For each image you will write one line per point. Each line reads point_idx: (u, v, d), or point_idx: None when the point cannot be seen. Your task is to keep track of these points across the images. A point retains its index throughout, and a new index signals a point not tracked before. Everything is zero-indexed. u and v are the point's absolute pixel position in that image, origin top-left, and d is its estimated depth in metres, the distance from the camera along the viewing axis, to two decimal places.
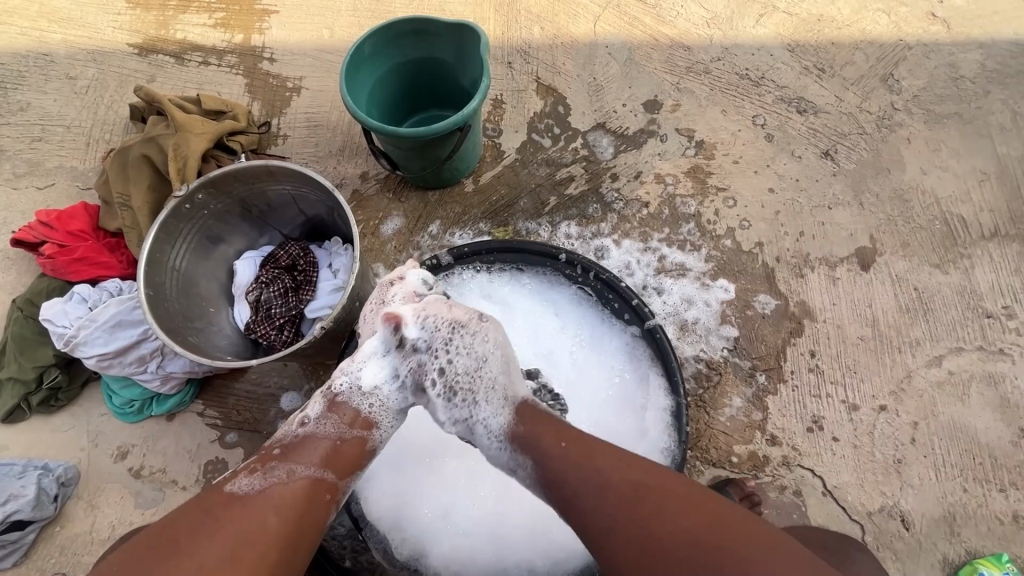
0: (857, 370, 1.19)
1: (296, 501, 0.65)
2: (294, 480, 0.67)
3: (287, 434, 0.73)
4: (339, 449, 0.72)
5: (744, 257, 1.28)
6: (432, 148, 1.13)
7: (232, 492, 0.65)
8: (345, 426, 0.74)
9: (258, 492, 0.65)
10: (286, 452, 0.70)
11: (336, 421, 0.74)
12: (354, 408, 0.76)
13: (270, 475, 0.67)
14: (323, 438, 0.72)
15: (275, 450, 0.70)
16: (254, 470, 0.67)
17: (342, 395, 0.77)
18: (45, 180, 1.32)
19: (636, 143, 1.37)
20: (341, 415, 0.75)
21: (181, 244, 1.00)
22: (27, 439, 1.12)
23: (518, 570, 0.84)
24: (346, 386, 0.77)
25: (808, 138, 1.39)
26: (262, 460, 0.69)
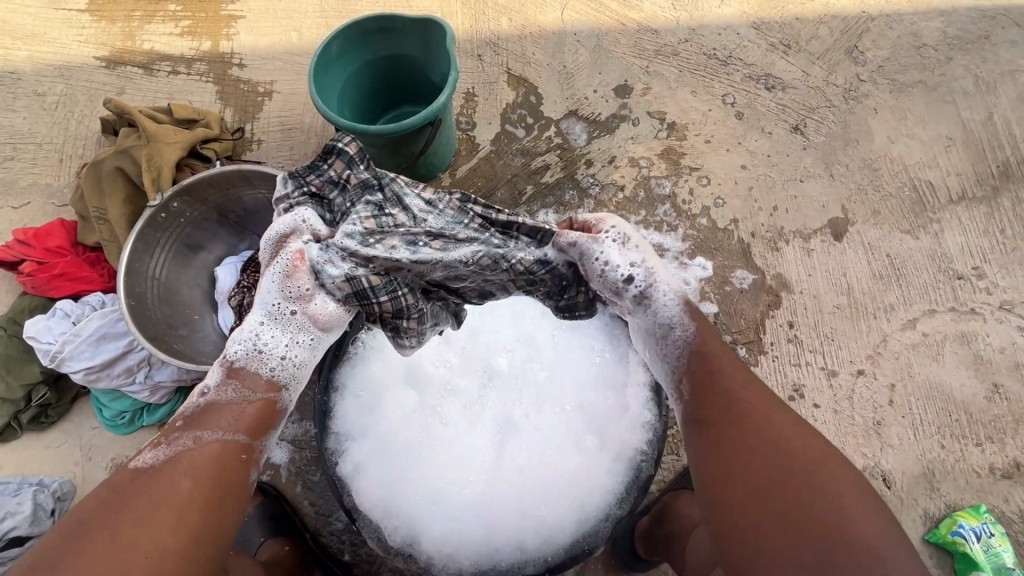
0: (835, 338, 1.22)
1: (207, 461, 0.63)
2: (200, 443, 0.64)
3: (189, 407, 0.68)
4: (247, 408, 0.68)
5: (719, 234, 1.30)
6: (406, 143, 1.14)
7: (137, 468, 0.62)
8: (246, 390, 0.69)
9: (164, 461, 0.62)
10: (187, 422, 0.66)
11: (236, 386, 0.69)
12: (253, 374, 0.70)
13: (175, 443, 0.64)
14: (228, 404, 0.68)
15: (177, 422, 0.66)
16: (158, 443, 0.64)
17: (240, 360, 0.71)
18: (20, 199, 1.32)
19: (609, 128, 1.39)
20: (242, 380, 0.70)
21: (160, 254, 1.00)
22: (20, 457, 1.13)
23: (510, 551, 0.85)
24: (241, 352, 0.71)
25: (777, 114, 1.42)
26: (165, 434, 0.65)
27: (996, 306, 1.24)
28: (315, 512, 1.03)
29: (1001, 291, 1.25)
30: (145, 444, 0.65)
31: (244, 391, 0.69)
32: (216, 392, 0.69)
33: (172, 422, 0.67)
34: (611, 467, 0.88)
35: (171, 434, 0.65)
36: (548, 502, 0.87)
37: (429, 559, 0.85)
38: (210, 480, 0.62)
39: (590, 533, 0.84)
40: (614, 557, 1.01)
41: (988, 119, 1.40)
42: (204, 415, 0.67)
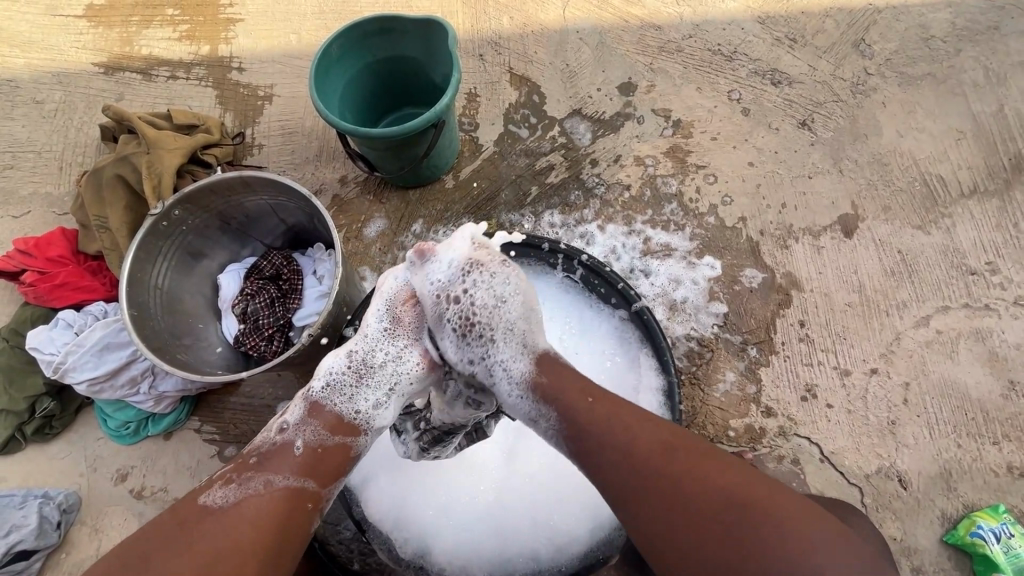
0: (847, 337, 1.20)
1: (274, 510, 0.62)
2: (271, 490, 0.63)
3: (264, 443, 0.68)
4: (321, 451, 0.68)
5: (727, 233, 1.28)
6: (410, 145, 1.12)
7: (207, 506, 0.62)
8: (326, 430, 0.68)
9: (233, 506, 0.62)
10: (262, 459, 0.66)
11: (317, 428, 0.68)
12: (336, 412, 0.70)
13: (245, 485, 0.63)
14: (303, 447, 0.67)
15: (252, 458, 0.66)
16: (229, 480, 0.63)
17: (320, 397, 0.71)
18: (21, 208, 1.30)
19: (614, 127, 1.37)
20: (322, 419, 0.69)
21: (162, 262, 0.99)
22: (25, 469, 1.12)
23: (522, 561, 0.84)
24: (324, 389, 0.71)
25: (784, 109, 1.40)
26: (237, 469, 0.65)
27: (1010, 302, 1.22)
28: None
29: (1016, 286, 1.23)
30: (215, 475, 0.65)
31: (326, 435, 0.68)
32: (294, 433, 0.68)
33: (244, 457, 0.67)
34: None
35: (241, 475, 0.64)
36: (561, 510, 0.86)
37: (442, 570, 0.84)
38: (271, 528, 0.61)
39: (604, 541, 0.83)
40: None
41: (999, 111, 1.38)
42: (279, 454, 0.67)
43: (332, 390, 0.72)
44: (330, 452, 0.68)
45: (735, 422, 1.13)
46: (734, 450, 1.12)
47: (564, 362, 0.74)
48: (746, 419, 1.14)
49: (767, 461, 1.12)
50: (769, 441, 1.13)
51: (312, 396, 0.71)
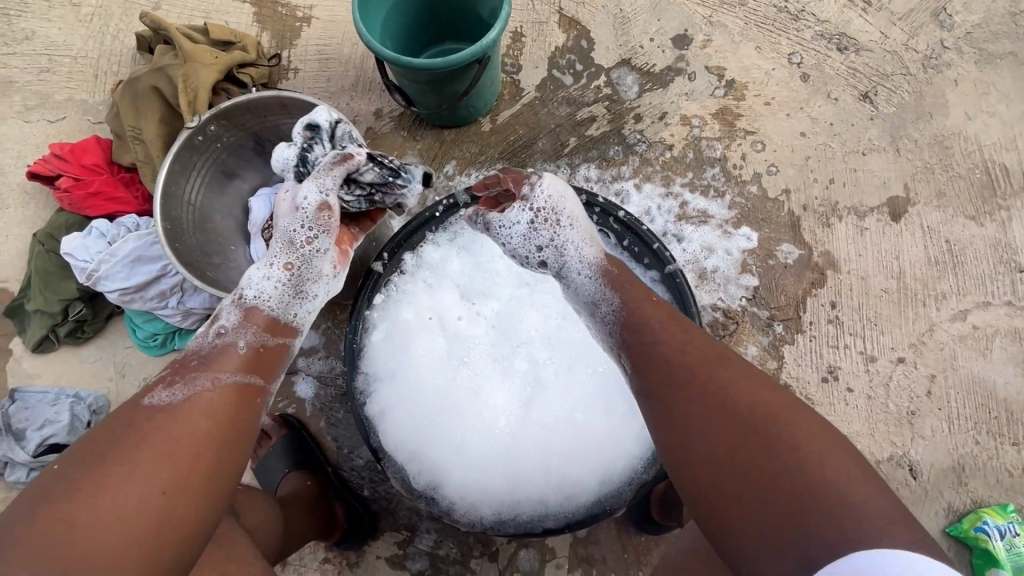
0: (878, 323, 1.17)
1: (220, 404, 0.64)
2: (219, 383, 0.66)
3: (204, 344, 0.70)
4: (260, 348, 0.72)
5: (769, 205, 1.23)
6: (450, 81, 1.08)
7: (152, 406, 0.62)
8: (263, 331, 0.73)
9: (184, 399, 0.63)
10: (204, 360, 0.68)
11: (256, 329, 0.73)
12: (271, 316, 0.75)
13: (192, 383, 0.64)
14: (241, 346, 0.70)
15: (192, 360, 0.67)
16: (173, 381, 0.64)
17: (254, 302, 0.76)
18: (56, 113, 1.30)
19: (663, 82, 1.30)
20: (259, 322, 0.73)
21: (196, 178, 0.97)
22: (58, 368, 1.16)
23: (531, 505, 0.85)
24: (260, 297, 0.76)
25: (846, 78, 1.31)
26: (179, 372, 0.66)
27: None
28: (337, 447, 1.08)
29: None
30: (154, 381, 0.65)
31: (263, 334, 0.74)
32: (233, 333, 0.72)
33: (184, 360, 0.68)
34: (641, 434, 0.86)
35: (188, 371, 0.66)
36: (573, 463, 0.86)
37: (451, 505, 0.85)
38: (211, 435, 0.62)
39: (612, 494, 0.83)
40: (626, 518, 1.02)
41: None
42: (221, 353, 0.69)
43: (266, 296, 0.76)
44: (268, 350, 0.73)
45: None
46: None
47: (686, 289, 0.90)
48: None
49: None
50: None
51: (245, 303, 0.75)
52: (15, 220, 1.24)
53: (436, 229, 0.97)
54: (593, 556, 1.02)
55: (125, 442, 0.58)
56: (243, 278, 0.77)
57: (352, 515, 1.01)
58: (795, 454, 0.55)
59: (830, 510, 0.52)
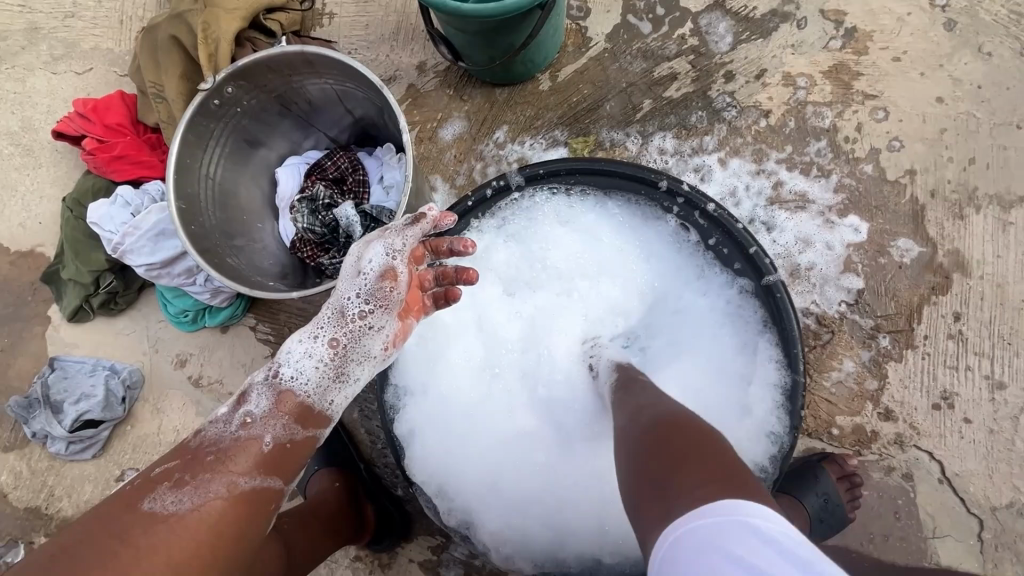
0: (1013, 342, 0.96)
1: (230, 517, 0.55)
2: (235, 493, 0.56)
3: (223, 436, 0.59)
4: (289, 447, 0.60)
5: (886, 189, 1.01)
6: (506, 32, 0.90)
7: (153, 513, 0.53)
8: (291, 424, 0.61)
9: (188, 511, 0.54)
10: (221, 455, 0.57)
11: (286, 421, 0.61)
12: (304, 403, 0.62)
13: (204, 490, 0.55)
14: (263, 442, 0.59)
15: (206, 456, 0.57)
16: (180, 483, 0.55)
17: (288, 383, 0.62)
18: (83, 64, 1.21)
19: (764, 30, 1.06)
20: (289, 412, 0.61)
21: (217, 146, 0.85)
22: (92, 338, 1.13)
23: (582, 547, 0.76)
24: (295, 375, 0.63)
25: (1007, 26, 1.03)
26: (191, 469, 0.56)
27: None
28: (370, 442, 1.01)
29: None
30: (161, 475, 0.56)
31: (292, 427, 0.61)
32: (263, 426, 0.60)
33: (197, 453, 0.58)
34: None
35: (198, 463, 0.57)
36: None
37: (493, 540, 0.77)
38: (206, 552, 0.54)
39: None
40: None
41: None
42: (242, 449, 0.58)
43: (303, 377, 0.63)
44: (299, 449, 0.61)
45: (844, 421, 0.95)
46: (836, 451, 0.94)
47: (789, 309, 0.72)
48: (857, 419, 0.95)
49: (873, 470, 0.94)
50: (880, 448, 0.94)
51: (280, 383, 0.62)
52: (48, 181, 1.19)
53: (483, 214, 0.82)
54: None
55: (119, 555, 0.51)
56: (280, 350, 0.64)
57: (385, 520, 0.94)
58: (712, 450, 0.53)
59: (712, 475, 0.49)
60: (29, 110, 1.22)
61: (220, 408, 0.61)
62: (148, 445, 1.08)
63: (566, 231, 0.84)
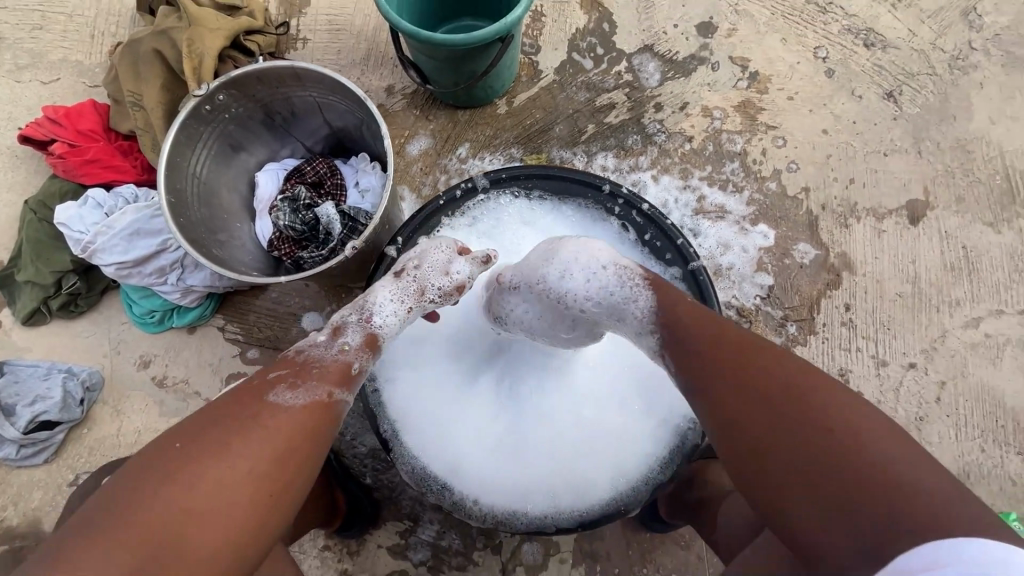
0: (891, 327, 1.16)
1: (318, 420, 0.62)
2: (330, 399, 0.65)
3: (325, 356, 0.70)
4: (364, 376, 0.71)
5: (787, 203, 1.21)
6: (470, 60, 1.03)
7: (268, 404, 0.60)
8: (372, 360, 0.73)
9: (298, 407, 0.61)
10: (320, 370, 0.67)
11: (367, 356, 0.73)
12: (383, 346, 0.75)
13: (313, 391, 0.64)
14: (354, 368, 0.70)
15: (311, 367, 0.67)
16: (294, 385, 0.63)
17: (375, 327, 0.75)
18: (49, 73, 1.23)
19: (685, 70, 1.26)
20: (373, 352, 0.73)
21: (203, 148, 0.92)
22: (48, 342, 1.12)
23: (542, 503, 0.81)
24: (381, 321, 0.75)
25: (871, 76, 1.29)
26: (297, 375, 0.65)
27: None
28: (340, 433, 1.05)
29: None
30: (274, 377, 0.64)
31: (369, 361, 0.73)
32: (353, 355, 0.71)
33: (301, 364, 0.67)
34: (658, 432, 0.83)
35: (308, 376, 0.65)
36: (586, 458, 0.83)
37: (458, 500, 0.81)
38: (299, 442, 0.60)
39: (627, 493, 0.80)
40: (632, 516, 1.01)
41: None
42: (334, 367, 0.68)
43: (388, 326, 0.76)
44: None
45: None
46: None
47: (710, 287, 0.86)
48: None
49: None
50: None
51: (368, 327, 0.75)
52: (4, 185, 1.18)
53: (453, 213, 0.94)
54: (598, 553, 1.01)
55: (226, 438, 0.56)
56: (372, 298, 0.77)
57: (355, 505, 0.98)
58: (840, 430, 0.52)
59: (876, 491, 0.48)
60: None
61: (318, 337, 0.72)
62: (106, 447, 1.07)
63: (525, 230, 0.96)
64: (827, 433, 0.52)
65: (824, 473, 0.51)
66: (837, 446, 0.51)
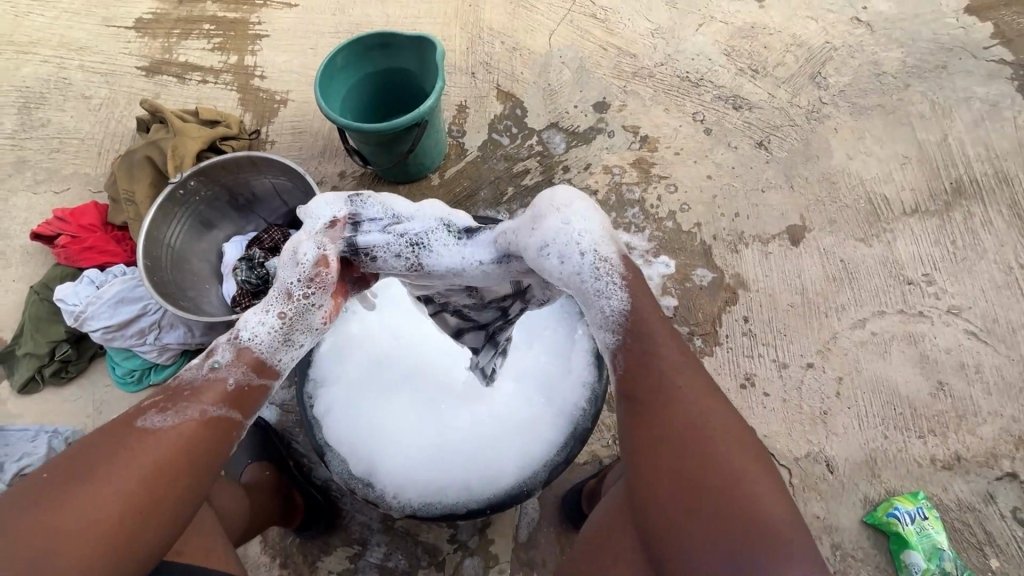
0: (787, 333, 1.30)
1: (205, 437, 0.67)
2: (206, 417, 0.68)
3: (196, 377, 0.71)
4: (249, 388, 0.73)
5: (683, 236, 1.41)
6: (397, 142, 1.28)
7: (145, 428, 0.64)
8: (249, 371, 0.74)
9: (170, 428, 0.65)
10: (193, 391, 0.70)
11: (244, 368, 0.73)
12: (258, 356, 0.75)
13: (183, 412, 0.67)
14: (229, 382, 0.72)
15: (184, 389, 0.69)
16: (164, 407, 0.67)
17: (247, 341, 0.75)
18: (62, 185, 1.49)
19: (586, 139, 1.53)
20: (246, 361, 0.74)
21: (177, 225, 1.13)
22: (39, 407, 1.26)
23: (456, 491, 0.93)
24: (251, 336, 0.76)
25: (743, 131, 1.54)
26: (170, 399, 0.68)
27: (943, 310, 1.32)
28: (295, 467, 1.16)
29: (949, 296, 1.33)
30: (149, 403, 0.67)
31: (250, 374, 0.74)
32: (226, 371, 0.72)
33: (178, 388, 0.70)
34: (554, 421, 0.96)
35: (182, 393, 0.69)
36: (495, 451, 0.95)
37: (383, 494, 0.93)
38: (184, 460, 0.64)
39: (529, 477, 0.92)
40: (563, 521, 1.10)
41: (943, 140, 1.51)
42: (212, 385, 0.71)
43: (258, 338, 0.76)
44: (257, 391, 0.74)
45: None
46: None
47: None
48: None
49: None
50: None
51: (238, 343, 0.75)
52: (15, 277, 1.39)
53: None
54: (534, 560, 1.08)
55: (113, 456, 0.61)
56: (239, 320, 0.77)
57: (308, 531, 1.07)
58: (737, 492, 0.60)
59: (741, 540, 0.58)
60: (7, 223, 1.46)
61: (193, 359, 0.74)
62: None
63: None
64: (720, 494, 0.60)
65: (706, 519, 0.60)
66: (721, 505, 0.60)
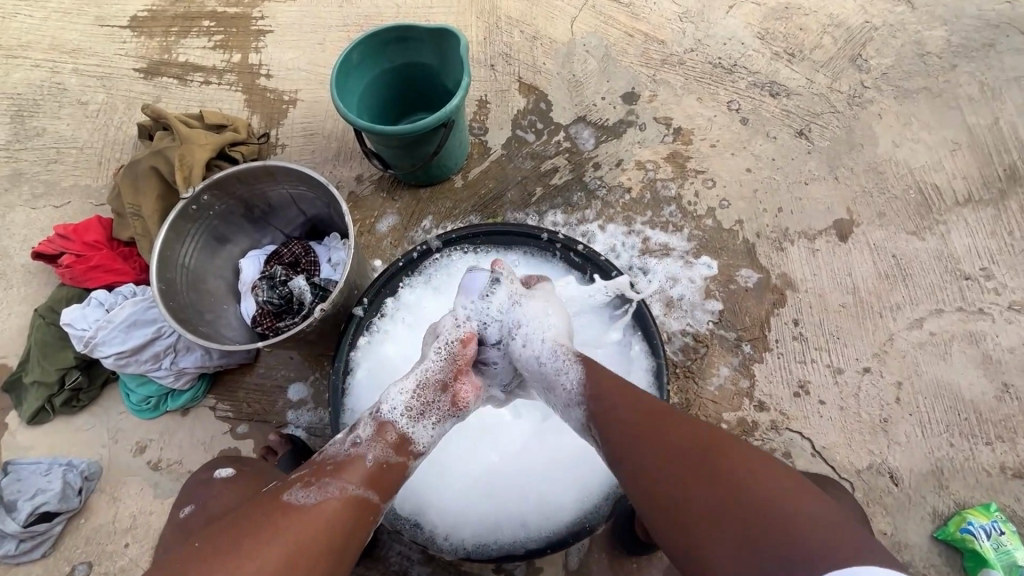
0: (840, 336, 1.23)
1: (347, 513, 0.64)
2: (348, 494, 0.66)
3: (339, 452, 0.72)
4: (387, 465, 0.72)
5: (725, 235, 1.33)
6: (421, 144, 1.19)
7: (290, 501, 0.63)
8: (391, 449, 0.73)
9: (314, 505, 0.63)
10: (335, 469, 0.69)
11: (385, 445, 0.73)
12: (401, 432, 0.74)
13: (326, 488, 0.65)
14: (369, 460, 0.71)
15: (328, 465, 0.69)
16: (309, 482, 0.66)
17: (387, 417, 0.75)
18: (61, 198, 1.40)
19: (616, 133, 1.44)
20: (389, 438, 0.74)
21: (190, 242, 1.05)
22: (51, 439, 1.19)
23: (512, 527, 0.88)
24: (394, 410, 0.76)
25: (782, 119, 1.46)
26: (313, 475, 0.67)
27: (1004, 307, 1.24)
28: None
29: (1010, 291, 1.26)
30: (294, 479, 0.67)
31: (389, 452, 0.73)
32: (366, 447, 0.72)
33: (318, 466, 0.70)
34: None
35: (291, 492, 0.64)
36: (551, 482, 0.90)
37: (434, 534, 0.88)
38: (325, 536, 0.61)
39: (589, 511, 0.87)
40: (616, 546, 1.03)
41: (994, 123, 1.42)
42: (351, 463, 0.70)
43: (399, 411, 0.76)
44: (396, 469, 0.72)
45: (728, 415, 1.16)
46: None
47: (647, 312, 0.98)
48: (738, 413, 1.16)
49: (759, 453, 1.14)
50: (761, 434, 1.15)
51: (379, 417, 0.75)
52: (17, 299, 1.31)
53: (412, 273, 1.05)
54: None
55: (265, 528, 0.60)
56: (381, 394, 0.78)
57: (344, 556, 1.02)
58: (758, 489, 0.58)
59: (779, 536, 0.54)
60: (6, 240, 1.37)
61: (337, 436, 0.75)
62: (103, 535, 1.11)
63: None
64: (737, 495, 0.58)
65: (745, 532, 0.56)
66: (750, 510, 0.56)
